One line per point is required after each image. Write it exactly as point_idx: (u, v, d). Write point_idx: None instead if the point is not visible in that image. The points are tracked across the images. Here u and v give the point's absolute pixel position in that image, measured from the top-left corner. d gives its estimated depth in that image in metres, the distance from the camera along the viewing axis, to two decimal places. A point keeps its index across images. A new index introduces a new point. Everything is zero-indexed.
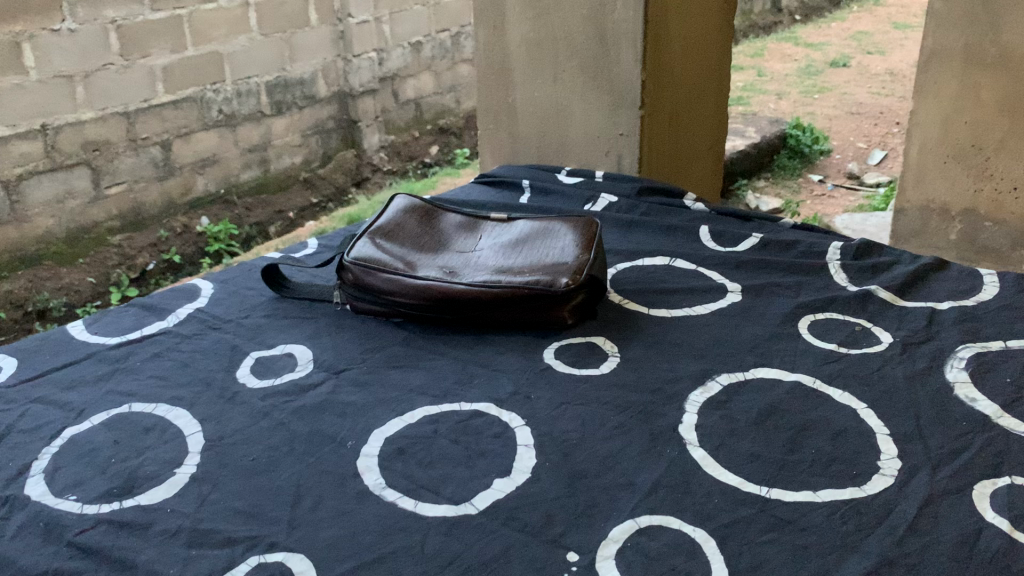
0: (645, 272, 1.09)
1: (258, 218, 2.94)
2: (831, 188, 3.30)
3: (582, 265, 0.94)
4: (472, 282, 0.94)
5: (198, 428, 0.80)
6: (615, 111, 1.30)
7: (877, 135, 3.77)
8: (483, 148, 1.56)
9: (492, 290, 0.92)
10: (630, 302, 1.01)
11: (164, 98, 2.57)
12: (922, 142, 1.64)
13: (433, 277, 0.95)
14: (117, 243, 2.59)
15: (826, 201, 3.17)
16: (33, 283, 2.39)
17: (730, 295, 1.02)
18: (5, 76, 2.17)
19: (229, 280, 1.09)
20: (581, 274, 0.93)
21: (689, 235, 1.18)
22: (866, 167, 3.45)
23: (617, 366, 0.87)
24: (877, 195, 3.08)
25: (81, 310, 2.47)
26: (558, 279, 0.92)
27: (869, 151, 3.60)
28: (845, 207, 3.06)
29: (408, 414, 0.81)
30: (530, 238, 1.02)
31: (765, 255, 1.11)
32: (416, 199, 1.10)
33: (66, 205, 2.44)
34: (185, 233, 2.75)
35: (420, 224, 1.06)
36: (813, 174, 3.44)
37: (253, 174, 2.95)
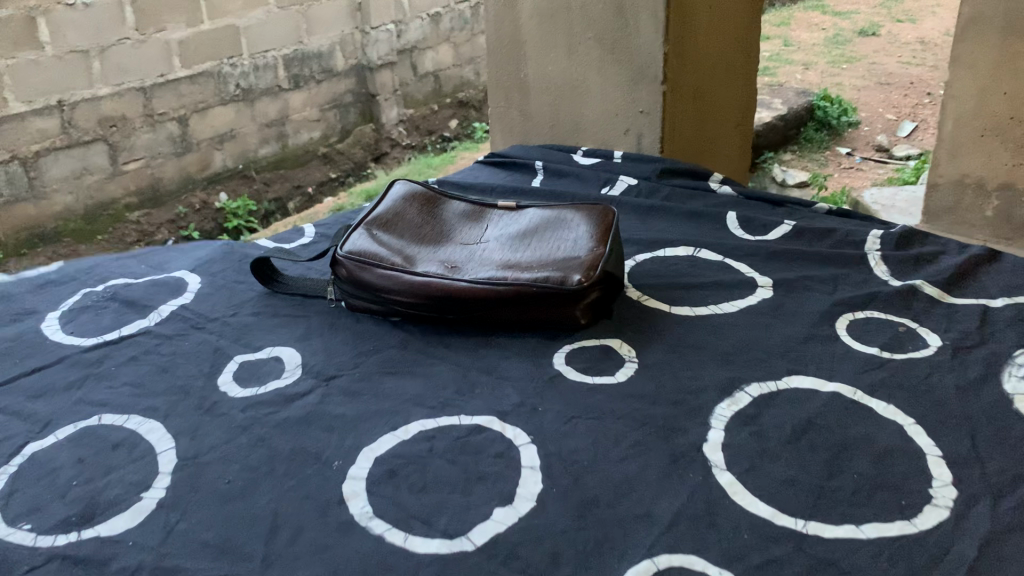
0: (667, 265, 1.00)
1: (277, 193, 2.89)
2: (860, 161, 3.18)
3: (597, 261, 0.86)
4: (476, 279, 0.86)
5: (172, 445, 0.73)
6: (633, 87, 1.21)
7: (908, 105, 3.64)
8: (493, 126, 1.48)
9: (497, 289, 0.84)
10: (650, 298, 0.92)
11: (180, 73, 2.49)
12: (956, 114, 1.53)
13: (432, 274, 0.87)
14: (136, 220, 2.53)
15: (853, 173, 3.06)
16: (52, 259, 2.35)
17: (760, 291, 0.93)
18: (20, 52, 2.10)
19: (218, 274, 1.01)
20: (595, 271, 0.85)
21: (715, 222, 1.09)
22: (896, 140, 3.32)
23: (634, 374, 0.79)
24: (907, 168, 2.96)
25: None
26: (570, 276, 0.84)
27: (899, 123, 3.47)
28: (873, 180, 2.95)
29: (402, 429, 0.73)
30: (541, 229, 0.94)
31: (798, 245, 1.02)
32: (417, 185, 1.01)
33: (85, 181, 2.39)
34: (204, 209, 2.69)
35: (420, 212, 0.97)
36: (841, 146, 3.32)
37: (271, 149, 2.88)
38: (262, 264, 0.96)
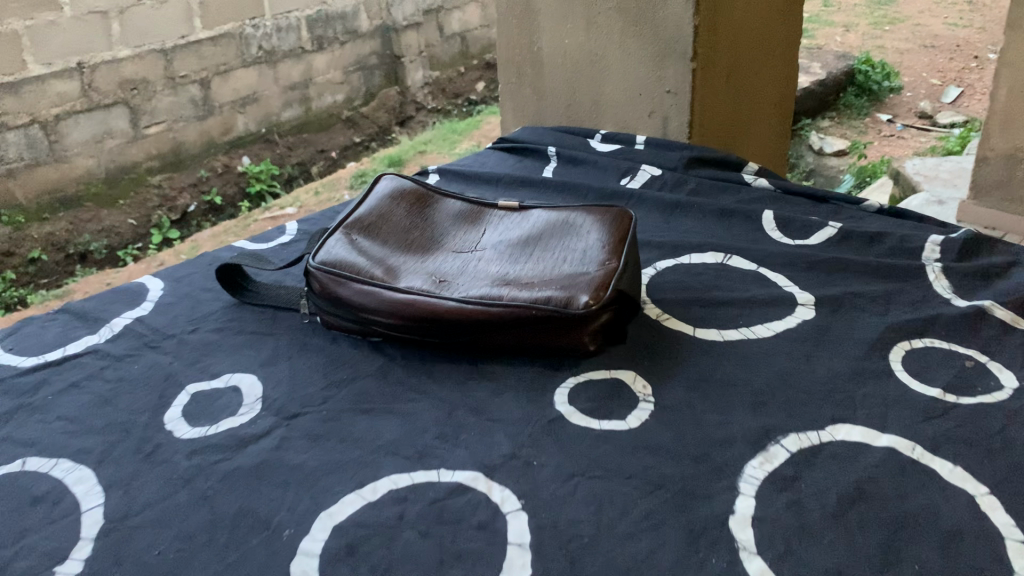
0: (692, 274, 0.87)
1: (300, 157, 2.70)
2: (901, 129, 2.99)
3: (608, 277, 0.73)
4: (467, 297, 0.74)
5: (99, 503, 0.62)
6: (659, 64, 1.07)
7: (953, 69, 3.43)
8: (505, 105, 1.35)
9: (492, 309, 0.72)
10: (670, 318, 0.80)
11: (202, 35, 2.36)
12: (1012, 84, 1.36)
13: (417, 290, 0.75)
14: (157, 183, 2.32)
15: (896, 141, 2.88)
16: (74, 225, 2.00)
17: (800, 309, 0.80)
18: (38, 12, 1.92)
19: (183, 280, 0.90)
20: (606, 290, 0.72)
21: (749, 221, 0.95)
22: (940, 106, 3.13)
23: (647, 419, 0.67)
24: (952, 136, 2.77)
25: (123, 253, 2.09)
26: (577, 296, 0.71)
27: (944, 88, 3.27)
28: (916, 149, 2.77)
29: (369, 488, 0.61)
30: (545, 234, 0.81)
31: (843, 252, 0.89)
32: (408, 181, 0.89)
33: (106, 145, 2.20)
34: (226, 173, 2.49)
35: (409, 214, 0.85)
36: (881, 113, 3.13)
37: (294, 113, 2.74)
38: (229, 271, 0.85)
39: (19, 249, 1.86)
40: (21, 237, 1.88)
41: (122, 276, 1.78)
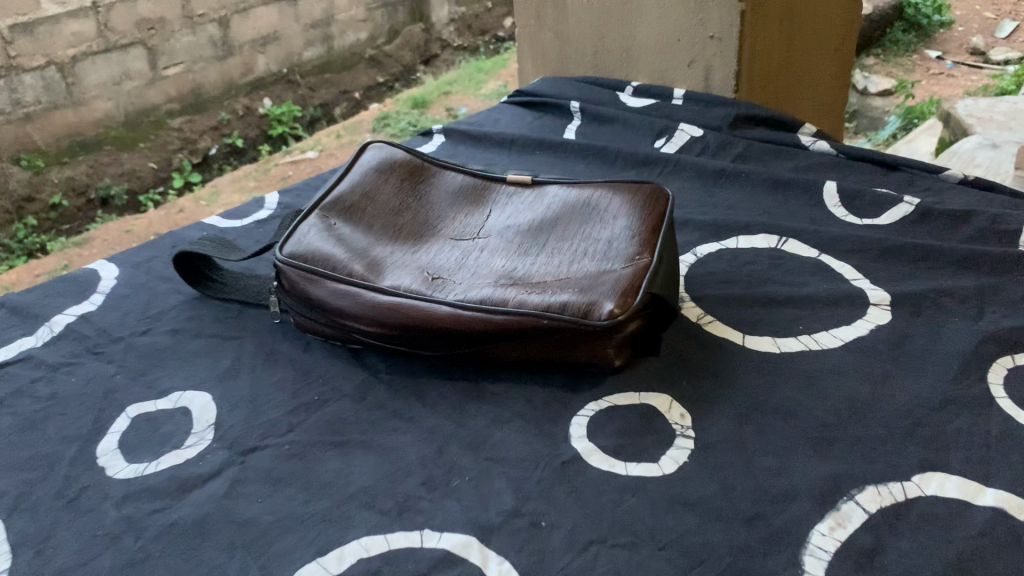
0: (739, 262, 0.72)
1: (321, 98, 2.14)
2: (951, 66, 2.77)
3: (638, 277, 0.59)
4: (464, 300, 0.60)
5: (3, 568, 0.49)
6: (700, 5, 0.91)
7: (1007, 2, 3.18)
8: (523, 52, 1.19)
9: (495, 317, 0.58)
10: (714, 321, 0.66)
11: None
12: None
13: (404, 290, 0.61)
14: (178, 126, 1.89)
15: (945, 79, 2.67)
16: (96, 167, 1.60)
17: (873, 311, 0.65)
18: None
19: (142, 266, 0.77)
20: (637, 295, 0.58)
21: (807, 194, 0.80)
22: (994, 41, 2.89)
23: (684, 463, 0.53)
24: (1007, 73, 2.55)
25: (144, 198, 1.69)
26: (599, 301, 0.57)
27: (998, 22, 3.02)
28: (967, 87, 2.56)
29: (332, 557, 0.48)
30: (562, 218, 0.67)
31: (923, 236, 0.74)
32: (400, 152, 0.76)
33: (124, 88, 1.80)
34: (245, 115, 2.04)
35: (399, 194, 0.72)
36: (930, 50, 2.91)
37: (316, 52, 2.20)
38: (189, 260, 0.72)
39: (38, 194, 1.48)
40: (42, 181, 1.51)
41: (147, 224, 1.44)
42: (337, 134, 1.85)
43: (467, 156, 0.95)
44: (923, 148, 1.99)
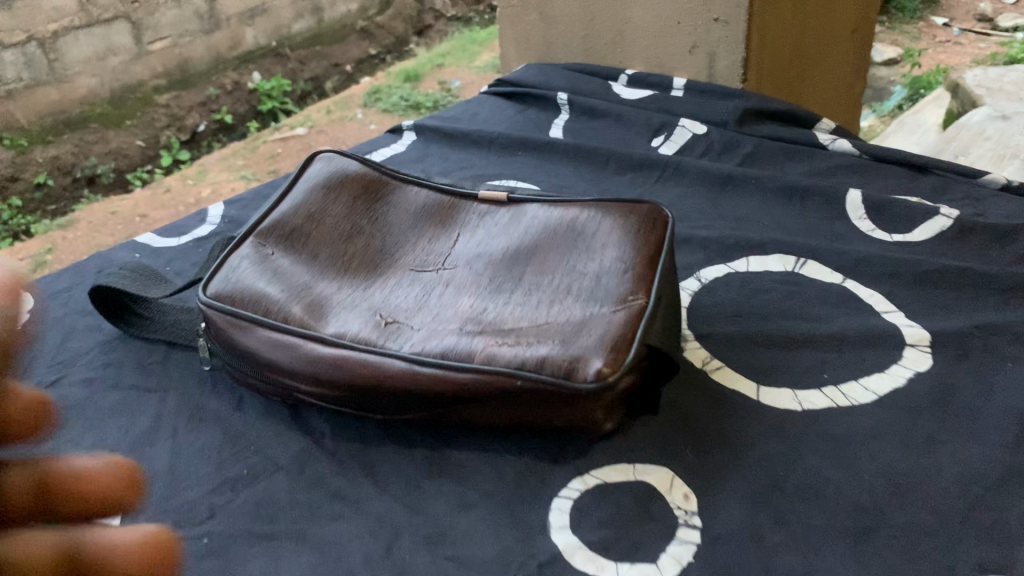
0: (750, 290, 0.62)
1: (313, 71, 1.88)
2: (958, 34, 2.64)
3: (630, 325, 0.49)
4: (421, 352, 0.50)
5: None
6: None
7: None
8: (503, 36, 1.07)
9: (457, 377, 0.48)
10: (723, 369, 0.55)
11: None
12: None
13: (350, 339, 0.51)
14: (165, 102, 1.63)
15: (951, 47, 2.54)
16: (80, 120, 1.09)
17: (910, 355, 0.55)
18: None
19: (59, 296, 0.67)
20: (631, 348, 0.47)
21: (829, 205, 0.70)
22: (1003, 7, 2.76)
23: (689, 566, 0.43)
24: (1017, 40, 2.42)
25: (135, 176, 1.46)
26: (584, 356, 0.47)
27: None
28: (974, 55, 2.43)
29: None
30: (541, 245, 0.57)
31: (963, 255, 0.63)
32: (355, 164, 0.65)
33: (110, 64, 1.54)
34: (237, 91, 1.77)
35: (352, 214, 0.62)
36: (936, 17, 2.77)
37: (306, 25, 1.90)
38: (103, 298, 0.61)
39: (23, 174, 1.30)
40: (25, 163, 1.31)
41: (133, 204, 1.27)
42: (326, 109, 1.64)
43: (440, 157, 0.84)
44: (930, 119, 1.88)
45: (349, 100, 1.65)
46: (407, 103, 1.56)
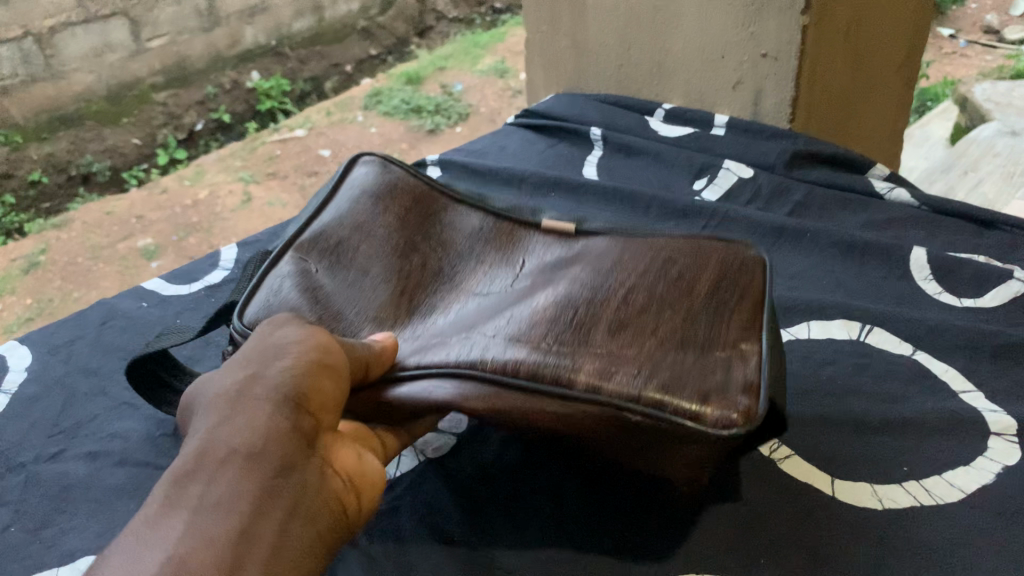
0: (814, 360, 0.58)
1: (314, 72, 1.80)
2: (965, 45, 2.57)
3: (754, 370, 0.43)
4: (509, 368, 0.44)
5: None
6: (754, 14, 0.74)
7: None
8: (531, 58, 1.01)
9: (557, 406, 0.42)
10: (793, 460, 0.50)
11: None
12: None
13: (426, 370, 0.46)
14: (162, 101, 1.57)
15: (958, 59, 2.48)
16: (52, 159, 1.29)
17: (996, 443, 0.50)
18: None
19: (62, 353, 0.62)
20: (762, 393, 0.41)
21: (891, 263, 0.65)
22: (1009, 19, 2.69)
23: None
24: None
25: (129, 176, 1.50)
26: (713, 396, 0.41)
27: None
28: (983, 67, 2.37)
29: None
30: (624, 259, 0.51)
31: None
32: (400, 172, 0.62)
33: (106, 60, 1.47)
34: (236, 89, 1.69)
35: (405, 230, 0.58)
36: (941, 28, 2.71)
37: (306, 24, 1.78)
38: (144, 369, 0.52)
39: (18, 170, 1.36)
40: (19, 159, 1.36)
41: (128, 206, 1.24)
42: (327, 112, 1.57)
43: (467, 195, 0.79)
44: (937, 132, 1.86)
45: (351, 103, 1.59)
46: (409, 107, 1.49)
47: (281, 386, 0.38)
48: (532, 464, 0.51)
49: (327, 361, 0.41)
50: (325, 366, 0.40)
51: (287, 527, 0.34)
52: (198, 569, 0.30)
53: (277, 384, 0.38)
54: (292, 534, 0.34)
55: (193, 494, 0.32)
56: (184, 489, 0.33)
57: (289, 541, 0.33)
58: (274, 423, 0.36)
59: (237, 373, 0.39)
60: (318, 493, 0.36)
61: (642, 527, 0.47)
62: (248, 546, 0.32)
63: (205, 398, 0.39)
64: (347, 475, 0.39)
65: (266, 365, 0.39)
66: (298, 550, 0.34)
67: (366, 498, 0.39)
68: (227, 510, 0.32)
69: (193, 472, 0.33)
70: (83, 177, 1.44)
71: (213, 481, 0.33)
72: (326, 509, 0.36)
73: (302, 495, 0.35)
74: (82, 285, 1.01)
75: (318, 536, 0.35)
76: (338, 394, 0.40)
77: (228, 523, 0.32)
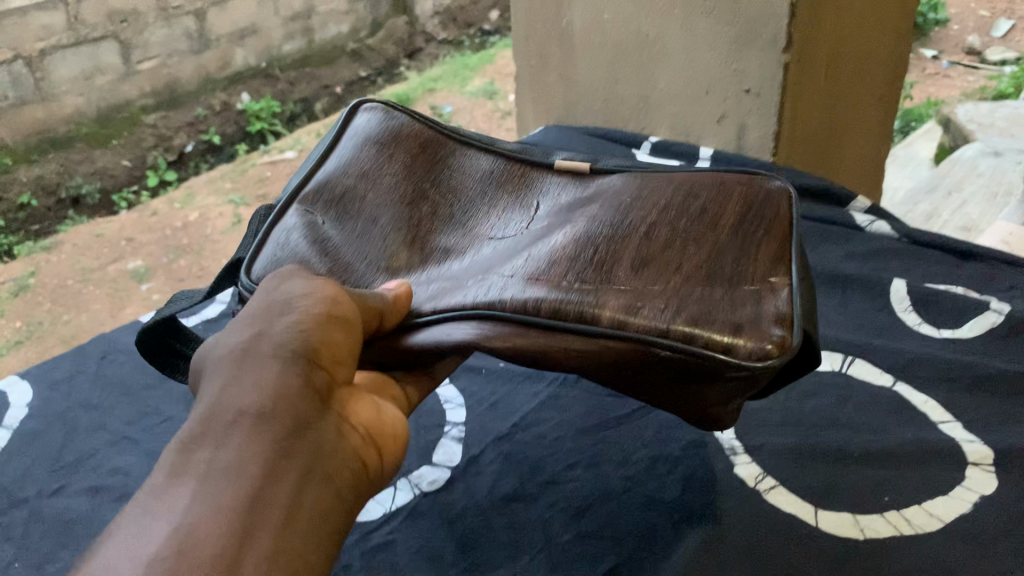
0: (797, 392, 0.59)
1: None
2: (947, 67, 2.61)
3: (787, 302, 0.45)
4: (535, 308, 0.46)
5: None
6: (738, 52, 0.77)
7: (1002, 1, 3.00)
8: (521, 92, 1.04)
9: (582, 343, 0.44)
10: (777, 489, 0.52)
11: None
12: None
13: (444, 314, 0.48)
14: (153, 123, 1.43)
15: (940, 80, 2.51)
16: (70, 166, 1.25)
17: (974, 473, 0.52)
18: None
19: (62, 388, 0.63)
20: (791, 327, 0.44)
21: (871, 295, 0.67)
22: (990, 41, 2.73)
23: None
24: (1006, 75, 2.39)
25: (121, 200, 1.36)
26: (744, 330, 0.43)
27: (994, 22, 2.84)
28: (964, 89, 2.40)
29: None
30: (637, 199, 0.54)
31: (1016, 356, 0.61)
32: (403, 119, 0.63)
33: None
34: (227, 111, 1.54)
35: (413, 175, 0.60)
36: (925, 49, 2.73)
37: None
38: (151, 347, 0.53)
39: (6, 193, 1.16)
40: (8, 180, 1.17)
41: (119, 228, 1.25)
42: None
43: None
44: (922, 152, 1.90)
45: None
46: None
47: (287, 343, 0.39)
48: (524, 495, 0.53)
49: (336, 313, 0.42)
50: (333, 318, 0.41)
51: (299, 488, 0.35)
52: (205, 538, 0.31)
53: (282, 341, 0.39)
54: (308, 494, 0.35)
55: (199, 461, 0.34)
56: (192, 456, 0.34)
57: (303, 503, 0.35)
58: (281, 382, 0.37)
59: (242, 331, 0.40)
60: (332, 448, 0.38)
61: (650, 547, 0.49)
62: (259, 508, 0.33)
63: (214, 356, 0.40)
64: (363, 427, 0.41)
65: (271, 323, 0.40)
66: (315, 507, 0.35)
67: (385, 452, 0.42)
68: (235, 475, 0.34)
69: (202, 438, 0.35)
70: (73, 201, 1.26)
71: (221, 445, 0.35)
72: (341, 468, 0.38)
73: (314, 452, 0.37)
74: (70, 306, 1.00)
75: (336, 492, 0.37)
76: (349, 345, 0.42)
77: (238, 488, 0.33)
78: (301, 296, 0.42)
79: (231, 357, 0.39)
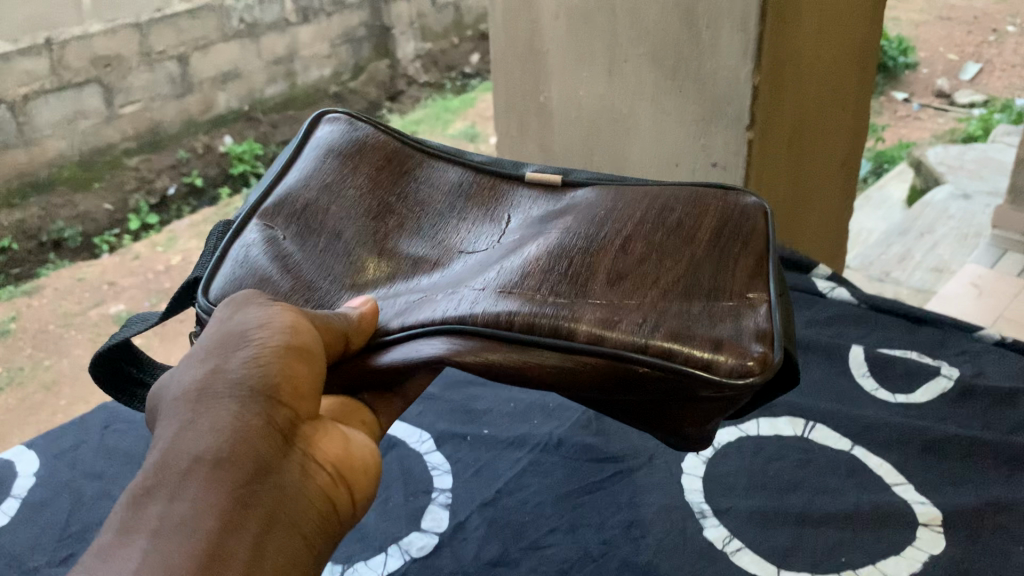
0: (763, 457, 0.63)
1: None
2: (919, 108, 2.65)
3: (766, 317, 0.47)
4: (504, 320, 0.45)
5: None
6: (705, 129, 0.82)
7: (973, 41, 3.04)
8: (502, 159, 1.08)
9: (558, 358, 0.44)
10: (743, 551, 0.55)
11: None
12: None
13: (409, 333, 0.47)
14: (136, 166, 1.30)
15: (912, 121, 2.56)
16: (51, 209, 1.13)
17: (925, 533, 0.56)
18: None
19: (68, 456, 0.66)
20: (774, 344, 0.45)
21: (832, 361, 0.72)
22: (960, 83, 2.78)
23: None
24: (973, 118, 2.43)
25: (102, 244, 1.18)
26: (725, 347, 0.44)
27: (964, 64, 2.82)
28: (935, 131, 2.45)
29: None
30: (608, 212, 0.55)
31: (965, 421, 0.65)
32: (368, 133, 0.63)
33: None
34: (208, 153, 1.39)
35: (379, 189, 0.60)
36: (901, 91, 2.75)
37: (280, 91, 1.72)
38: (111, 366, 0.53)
39: None
40: None
41: None
42: None
43: None
44: (896, 193, 1.99)
45: None
46: None
47: (243, 378, 0.38)
48: (507, 560, 0.56)
49: (295, 343, 0.40)
50: (292, 349, 0.40)
51: (261, 543, 0.35)
52: None
53: (238, 378, 0.38)
54: (270, 546, 0.35)
55: (150, 520, 0.34)
56: (145, 511, 0.34)
57: (264, 558, 0.35)
58: (242, 423, 0.37)
59: (196, 369, 0.39)
60: (296, 492, 0.37)
61: None
62: (216, 565, 0.33)
63: (169, 394, 0.39)
64: (331, 465, 0.40)
65: (224, 359, 0.39)
66: (275, 561, 0.35)
67: (355, 489, 0.41)
68: (188, 530, 0.33)
69: (155, 492, 0.35)
70: (53, 244, 1.12)
71: (176, 496, 0.35)
72: (303, 516, 0.38)
73: (274, 500, 0.36)
74: (52, 353, 0.95)
75: (301, 537, 0.37)
76: (313, 377, 0.41)
77: (193, 544, 0.33)
78: (257, 325, 0.40)
79: (185, 399, 0.38)
